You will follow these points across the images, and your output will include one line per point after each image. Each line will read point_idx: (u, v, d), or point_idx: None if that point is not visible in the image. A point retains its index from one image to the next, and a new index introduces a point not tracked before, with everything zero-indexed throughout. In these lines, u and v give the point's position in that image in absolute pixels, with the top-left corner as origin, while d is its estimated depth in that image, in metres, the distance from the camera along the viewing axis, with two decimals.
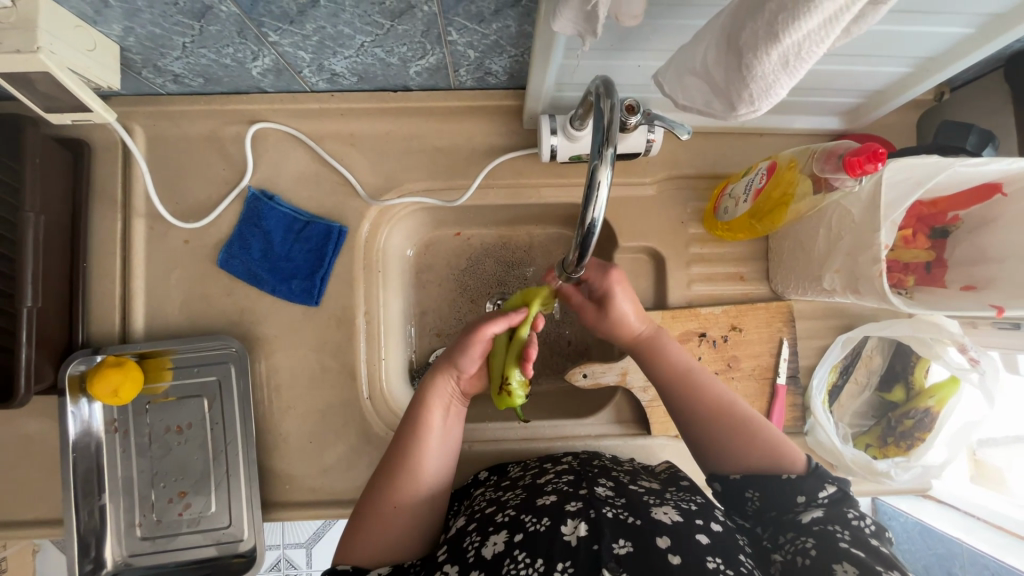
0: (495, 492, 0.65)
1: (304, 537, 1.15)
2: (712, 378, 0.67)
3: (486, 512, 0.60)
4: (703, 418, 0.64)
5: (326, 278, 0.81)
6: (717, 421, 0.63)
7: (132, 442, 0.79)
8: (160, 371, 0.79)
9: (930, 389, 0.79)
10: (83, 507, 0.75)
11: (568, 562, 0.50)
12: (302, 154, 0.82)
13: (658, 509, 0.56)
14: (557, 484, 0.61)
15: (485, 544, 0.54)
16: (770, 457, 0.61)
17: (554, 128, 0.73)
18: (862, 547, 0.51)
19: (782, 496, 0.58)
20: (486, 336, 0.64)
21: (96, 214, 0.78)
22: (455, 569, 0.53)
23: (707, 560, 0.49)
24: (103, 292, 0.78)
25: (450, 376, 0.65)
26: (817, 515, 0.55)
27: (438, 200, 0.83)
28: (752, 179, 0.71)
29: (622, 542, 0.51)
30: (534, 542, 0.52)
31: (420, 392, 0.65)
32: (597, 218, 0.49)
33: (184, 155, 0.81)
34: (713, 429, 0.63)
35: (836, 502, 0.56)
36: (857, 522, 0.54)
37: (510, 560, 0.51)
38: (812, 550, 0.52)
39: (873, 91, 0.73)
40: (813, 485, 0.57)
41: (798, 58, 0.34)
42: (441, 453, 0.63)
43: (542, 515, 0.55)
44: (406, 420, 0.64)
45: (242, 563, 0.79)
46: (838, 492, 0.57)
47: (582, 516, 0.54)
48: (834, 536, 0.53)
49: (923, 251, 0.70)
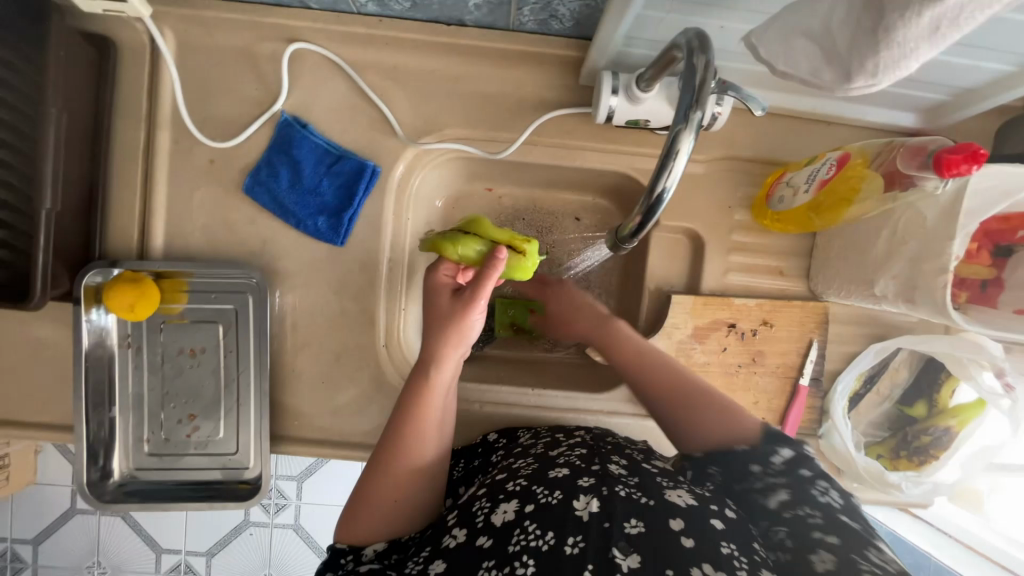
0: (508, 458, 0.65)
1: (296, 470, 1.16)
2: (662, 357, 0.69)
3: (497, 478, 0.60)
4: (660, 395, 0.65)
5: (354, 218, 0.78)
6: (667, 394, 0.65)
7: (144, 359, 0.78)
8: (175, 293, 0.77)
9: (953, 409, 0.77)
10: (93, 417, 0.76)
11: (578, 537, 0.49)
12: (339, 83, 0.77)
13: (671, 491, 0.55)
14: (568, 457, 0.60)
15: (494, 511, 0.54)
16: (729, 429, 0.60)
17: (615, 87, 0.67)
18: (833, 531, 0.51)
19: (739, 467, 0.58)
20: (481, 298, 0.57)
21: (120, 120, 0.74)
22: (463, 533, 0.54)
23: (721, 544, 0.49)
24: (123, 205, 0.75)
25: (447, 355, 0.58)
26: (786, 499, 0.55)
27: (479, 150, 0.79)
28: (817, 169, 0.67)
29: (634, 522, 0.50)
30: (544, 514, 0.51)
31: (419, 378, 0.59)
32: (670, 189, 0.48)
33: (214, 68, 0.76)
34: (669, 407, 0.64)
35: (787, 464, 0.57)
36: (825, 499, 0.54)
37: (519, 530, 0.51)
38: (788, 541, 0.52)
39: (963, 89, 0.68)
40: (767, 451, 0.58)
41: (951, 24, 0.30)
42: (440, 431, 0.60)
43: (553, 489, 0.54)
44: (403, 398, 0.60)
45: (245, 490, 0.80)
46: (793, 454, 0.57)
47: (594, 492, 0.53)
48: (807, 521, 0.52)
49: (984, 267, 0.66)
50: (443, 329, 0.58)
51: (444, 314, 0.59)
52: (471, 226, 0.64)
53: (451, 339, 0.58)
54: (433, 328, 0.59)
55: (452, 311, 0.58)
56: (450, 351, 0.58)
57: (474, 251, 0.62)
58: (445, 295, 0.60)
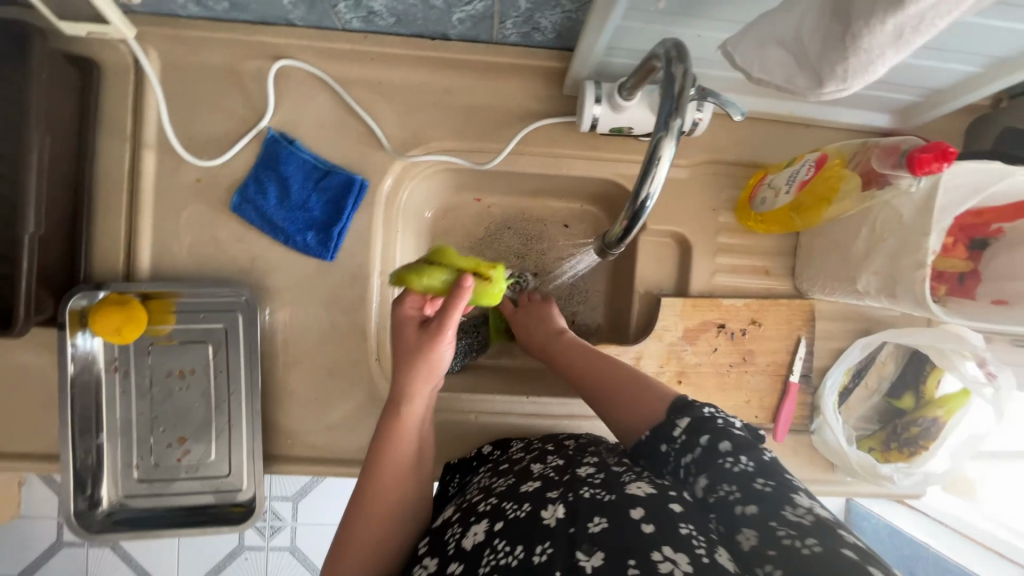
0: (490, 478, 0.62)
1: (290, 490, 1.14)
2: (597, 357, 0.71)
3: (473, 500, 0.57)
4: (593, 395, 0.67)
5: (343, 232, 0.77)
6: (596, 392, 0.67)
7: (132, 383, 0.76)
8: (163, 314, 0.76)
9: (939, 400, 0.79)
10: (79, 445, 0.74)
11: (546, 544, 0.46)
12: (326, 99, 0.78)
13: (632, 483, 0.52)
14: (542, 470, 0.58)
15: (465, 535, 0.52)
16: (642, 414, 0.60)
17: (598, 96, 0.69)
18: (752, 501, 0.47)
19: (656, 454, 0.56)
20: (449, 328, 0.57)
21: (103, 141, 0.74)
22: (435, 562, 0.51)
23: (680, 526, 0.46)
24: (108, 226, 0.74)
25: (418, 389, 0.59)
26: (704, 482, 0.51)
27: (467, 161, 0.79)
28: (797, 170, 0.69)
29: (597, 519, 0.47)
30: (512, 530, 0.49)
31: (392, 414, 0.60)
32: (653, 194, 0.49)
33: (199, 87, 0.76)
34: (600, 404, 0.66)
35: (691, 437, 0.54)
36: (740, 467, 0.50)
37: (488, 551, 0.48)
38: (716, 526, 0.48)
39: (932, 90, 0.70)
40: (667, 428, 0.56)
41: (914, 30, 0.32)
42: (415, 464, 0.61)
43: (522, 502, 0.52)
44: (377, 436, 0.61)
45: (239, 513, 0.78)
46: (694, 422, 0.55)
47: (561, 499, 0.51)
48: (728, 499, 0.48)
49: (961, 260, 0.68)
50: (411, 363, 0.58)
51: (412, 349, 0.58)
52: (436, 254, 0.58)
53: (422, 372, 0.59)
54: (401, 364, 0.59)
55: (420, 344, 0.58)
56: (421, 385, 0.60)
57: (440, 282, 0.57)
58: (412, 329, 0.59)
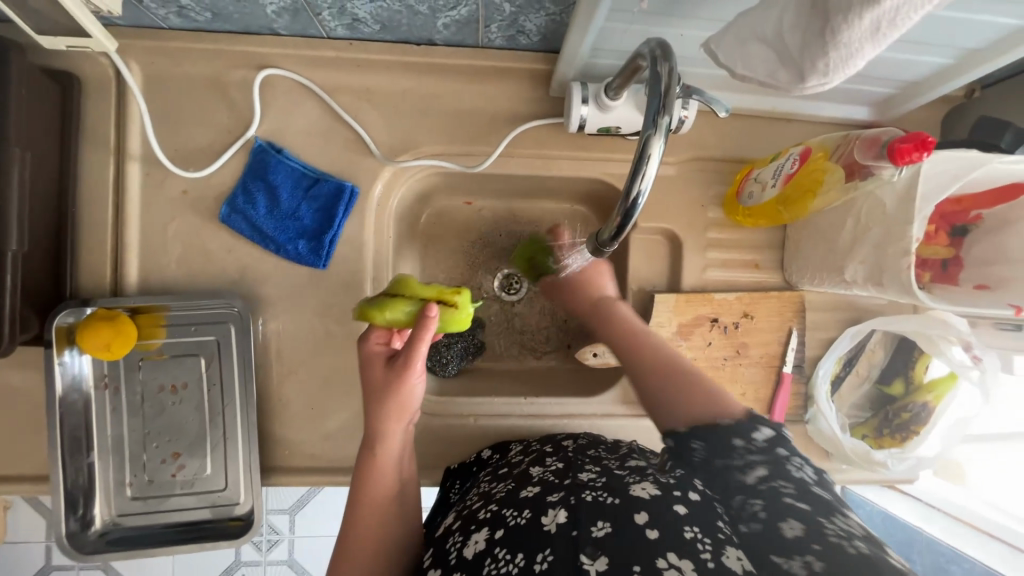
0: (489, 483, 0.62)
1: (287, 503, 1.13)
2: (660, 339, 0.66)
3: (473, 507, 0.57)
4: (650, 371, 0.61)
5: (335, 239, 0.77)
6: (656, 369, 0.61)
7: (122, 399, 0.75)
8: (153, 328, 0.74)
9: (928, 385, 0.81)
10: (70, 465, 0.72)
11: (546, 552, 0.47)
12: (312, 107, 0.77)
13: (636, 485, 0.52)
14: (542, 473, 0.58)
15: (466, 543, 0.52)
16: (711, 405, 0.55)
17: (585, 97, 0.70)
18: (806, 500, 0.46)
19: (722, 440, 0.51)
20: (415, 362, 0.58)
21: (86, 155, 0.73)
22: (438, 572, 0.51)
23: (685, 530, 0.47)
24: (93, 241, 0.73)
25: (391, 425, 0.59)
26: (762, 473, 0.49)
27: (457, 165, 0.80)
28: (782, 164, 0.70)
29: (600, 524, 0.48)
30: (514, 537, 0.49)
31: (369, 452, 0.60)
32: (645, 190, 0.49)
33: (183, 98, 0.75)
34: (658, 382, 0.59)
35: (768, 444, 0.50)
36: (797, 472, 0.49)
37: (489, 560, 0.48)
38: (761, 514, 0.46)
39: (909, 82, 0.72)
40: (746, 426, 0.51)
41: (890, 24, 0.33)
42: (397, 499, 0.60)
43: (523, 508, 0.52)
44: (356, 476, 0.60)
45: (237, 527, 0.77)
46: (773, 433, 0.51)
47: (562, 503, 0.51)
48: (780, 492, 0.47)
49: (943, 247, 0.70)
50: (381, 401, 0.59)
51: (381, 387, 0.59)
52: (397, 287, 0.63)
53: (391, 408, 0.58)
54: (372, 402, 0.59)
55: (388, 381, 0.59)
56: (393, 421, 0.59)
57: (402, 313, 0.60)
58: (380, 367, 0.60)
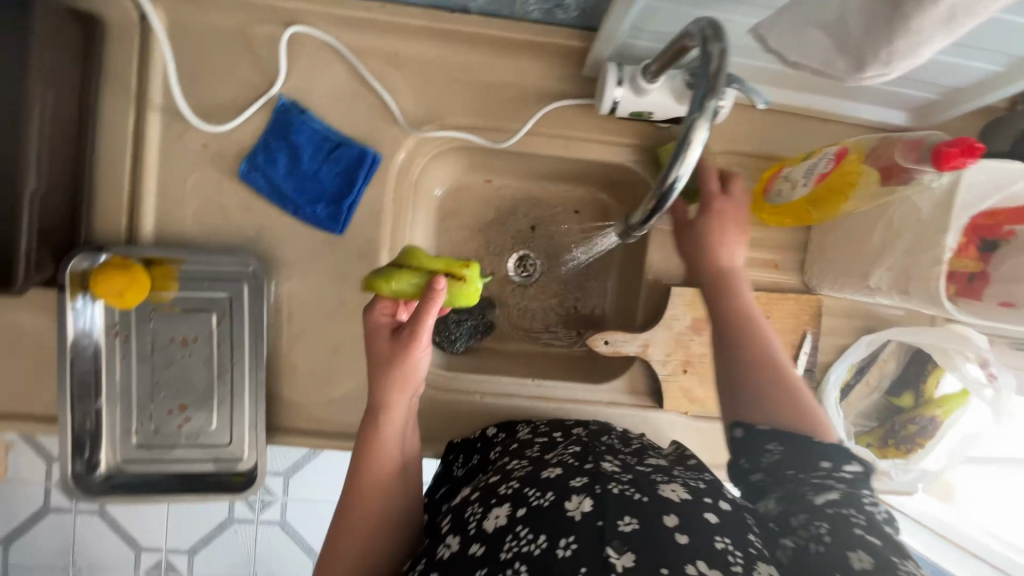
0: (503, 460, 0.62)
1: (283, 466, 1.13)
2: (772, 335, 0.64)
3: (491, 482, 0.57)
4: (751, 366, 0.62)
5: (354, 205, 0.76)
6: (758, 366, 0.62)
7: (132, 348, 0.75)
8: (165, 280, 0.74)
9: (938, 399, 0.79)
10: (78, 408, 0.73)
11: (570, 538, 0.46)
12: (338, 68, 0.76)
13: (664, 485, 0.52)
14: (562, 457, 0.58)
15: (486, 517, 0.52)
16: (803, 422, 0.57)
17: (620, 79, 0.68)
18: (876, 534, 0.47)
19: (806, 455, 0.54)
20: (421, 336, 0.57)
21: (108, 100, 0.72)
22: (456, 541, 0.52)
23: (716, 540, 0.46)
24: (111, 188, 0.73)
25: (396, 399, 0.59)
26: (834, 497, 0.51)
27: (482, 139, 0.78)
28: (815, 163, 0.69)
29: (627, 519, 0.47)
30: (536, 517, 0.49)
31: (372, 424, 0.60)
32: (682, 177, 0.47)
33: (208, 50, 0.74)
34: (754, 378, 0.61)
35: (854, 478, 0.52)
36: (871, 508, 0.50)
37: (510, 536, 0.48)
38: (827, 536, 0.48)
39: (953, 88, 0.70)
40: (838, 455, 0.53)
41: (964, 15, 0.31)
42: (397, 472, 0.61)
43: (545, 490, 0.52)
44: (358, 448, 0.60)
45: (239, 483, 0.78)
46: (860, 472, 0.52)
47: (587, 491, 0.50)
48: (849, 520, 0.49)
49: (972, 261, 0.67)
50: (386, 373, 0.58)
51: (386, 359, 0.59)
52: (406, 257, 0.59)
53: (397, 381, 0.58)
54: (376, 374, 0.59)
55: (394, 354, 0.58)
56: (398, 394, 0.59)
57: (408, 286, 0.58)
58: (386, 339, 0.60)
